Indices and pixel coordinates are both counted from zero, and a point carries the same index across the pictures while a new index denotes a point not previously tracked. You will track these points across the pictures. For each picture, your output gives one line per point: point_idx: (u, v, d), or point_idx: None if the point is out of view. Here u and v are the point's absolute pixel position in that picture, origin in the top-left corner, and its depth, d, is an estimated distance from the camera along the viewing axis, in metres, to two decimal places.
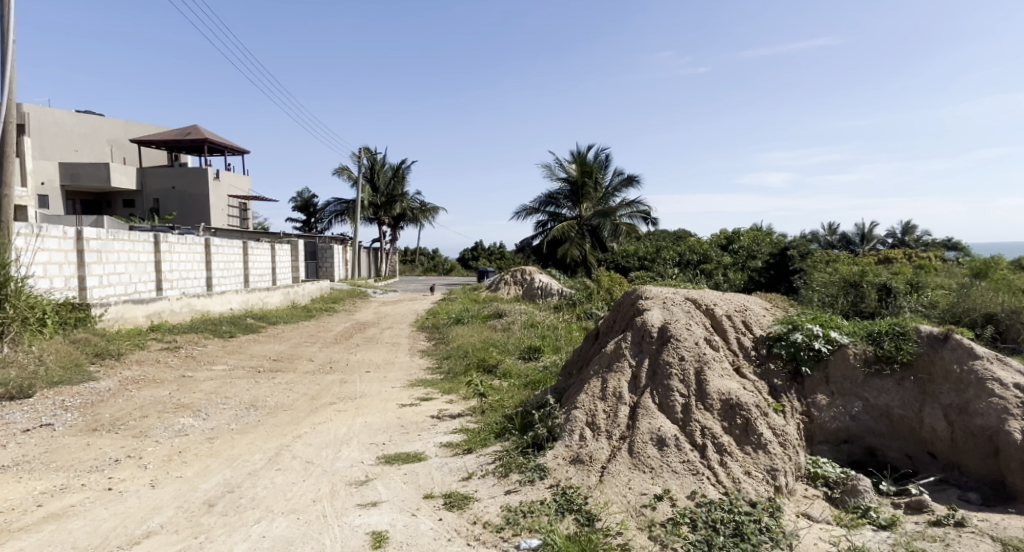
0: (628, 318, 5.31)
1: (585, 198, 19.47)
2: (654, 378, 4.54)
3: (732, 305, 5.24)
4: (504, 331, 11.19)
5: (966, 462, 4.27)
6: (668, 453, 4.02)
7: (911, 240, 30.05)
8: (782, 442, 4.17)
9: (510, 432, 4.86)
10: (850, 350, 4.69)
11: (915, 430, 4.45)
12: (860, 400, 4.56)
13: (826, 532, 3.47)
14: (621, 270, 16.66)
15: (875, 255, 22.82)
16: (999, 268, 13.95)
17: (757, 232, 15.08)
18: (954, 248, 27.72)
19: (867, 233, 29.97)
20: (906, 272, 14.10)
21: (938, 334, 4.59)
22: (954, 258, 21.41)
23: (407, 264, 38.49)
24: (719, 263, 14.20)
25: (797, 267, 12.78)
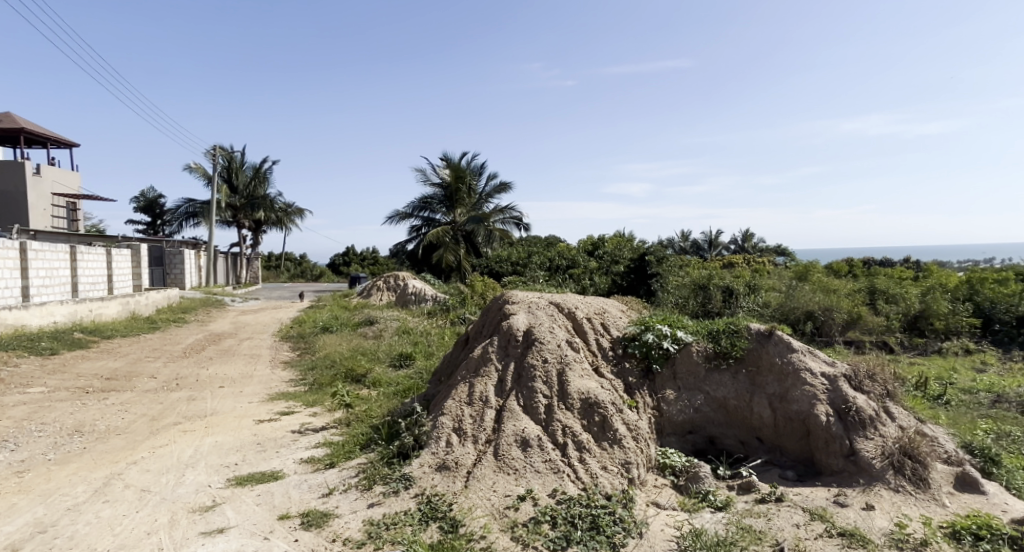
0: (495, 323, 5.40)
1: (459, 203, 19.55)
2: (519, 381, 4.66)
3: (592, 308, 5.52)
4: (374, 339, 10.91)
5: (786, 444, 4.83)
6: (532, 453, 4.14)
7: (750, 247, 33.54)
8: (635, 436, 4.46)
9: (376, 443, 4.74)
10: (693, 347, 5.14)
11: (746, 418, 4.96)
12: (702, 393, 5.00)
13: (671, 518, 3.76)
14: (495, 275, 16.92)
15: (720, 260, 25.20)
16: (817, 272, 16.02)
17: (620, 238, 16.02)
18: (783, 254, 31.32)
19: (714, 240, 32.97)
20: (745, 275, 15.74)
21: (764, 331, 5.16)
22: (782, 262, 24.27)
23: (272, 270, 36.29)
24: (587, 268, 14.80)
25: (654, 271, 13.79)
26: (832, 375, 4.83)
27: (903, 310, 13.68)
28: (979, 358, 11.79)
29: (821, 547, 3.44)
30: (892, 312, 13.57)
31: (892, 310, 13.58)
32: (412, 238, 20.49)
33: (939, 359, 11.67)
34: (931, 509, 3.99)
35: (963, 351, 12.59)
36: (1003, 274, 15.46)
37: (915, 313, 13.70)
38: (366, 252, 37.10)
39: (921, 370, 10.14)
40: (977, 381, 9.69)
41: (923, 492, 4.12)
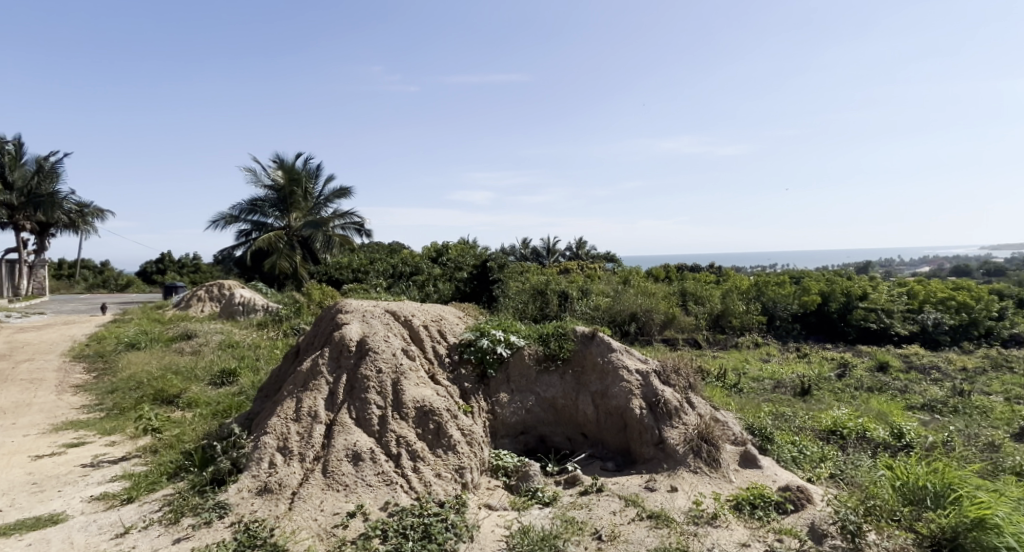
0: (327, 333, 5.14)
1: (294, 207, 18.45)
2: (351, 393, 4.49)
3: (428, 315, 5.50)
4: (191, 355, 9.86)
5: (606, 437, 5.21)
6: (363, 467, 4.00)
7: (583, 254, 35.75)
8: (469, 441, 4.51)
9: (187, 470, 4.29)
10: (525, 351, 5.35)
11: (572, 416, 5.26)
12: (533, 394, 5.22)
13: (502, 518, 3.87)
14: (334, 283, 16.18)
15: (557, 266, 26.56)
16: (640, 277, 17.55)
17: (462, 245, 16.21)
18: (613, 260, 33.85)
19: (551, 247, 34.63)
20: (578, 280, 16.77)
21: (588, 333, 5.52)
22: (611, 267, 26.22)
23: (64, 280, 31.32)
24: (430, 275, 14.69)
25: (496, 278, 14.05)
26: (645, 371, 5.30)
27: (709, 310, 15.49)
28: (767, 350, 13.72)
29: (634, 530, 3.76)
30: (700, 312, 15.30)
31: (700, 310, 15.30)
32: (239, 244, 18.90)
33: (737, 353, 13.37)
34: (721, 485, 4.53)
35: (754, 344, 14.57)
36: (783, 277, 18.16)
37: (718, 313, 15.57)
38: (184, 258, 33.48)
39: (723, 364, 11.54)
40: (765, 370, 11.27)
41: (715, 471, 4.67)
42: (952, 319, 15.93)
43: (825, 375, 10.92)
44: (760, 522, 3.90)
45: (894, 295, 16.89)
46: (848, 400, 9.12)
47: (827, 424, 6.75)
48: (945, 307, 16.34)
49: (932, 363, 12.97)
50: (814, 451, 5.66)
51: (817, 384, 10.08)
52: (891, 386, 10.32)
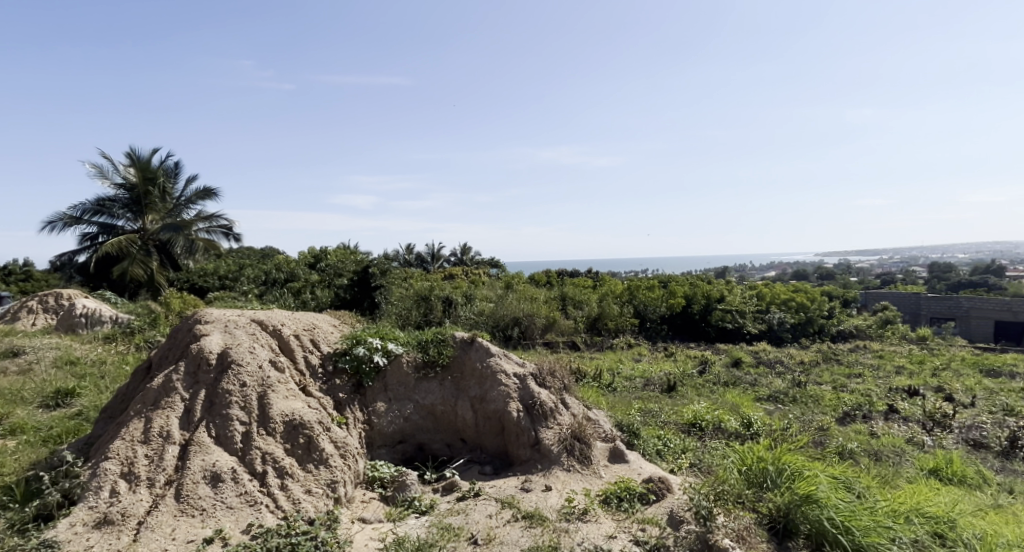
0: (183, 346, 4.72)
1: (149, 208, 16.82)
2: (210, 410, 4.16)
3: (300, 324, 5.23)
4: (18, 374, 8.63)
5: (484, 442, 5.25)
6: (223, 489, 3.72)
7: (467, 260, 35.83)
8: (343, 453, 4.34)
9: (6, 506, 3.74)
10: (404, 358, 5.25)
11: (451, 422, 5.24)
12: (411, 402, 5.14)
13: (376, 530, 3.77)
14: (198, 291, 14.90)
15: (442, 272, 26.43)
16: (522, 282, 17.91)
17: (342, 250, 15.65)
18: (496, 266, 34.29)
19: (436, 253, 34.35)
20: (462, 286, 16.79)
21: (467, 338, 5.54)
22: (495, 273, 26.54)
23: None
24: (307, 281, 14.03)
25: (378, 284, 13.67)
26: (522, 375, 5.41)
27: (586, 313, 16.16)
28: (639, 350, 14.56)
29: (509, 531, 3.81)
30: (578, 316, 15.91)
31: (578, 314, 15.91)
32: (82, 248, 16.87)
33: (612, 353, 14.06)
34: (592, 481, 4.72)
35: (628, 345, 15.40)
36: (653, 282, 19.38)
37: (595, 316, 16.29)
38: (11, 264, 29.23)
39: (599, 364, 12.09)
40: (636, 369, 11.95)
41: (587, 468, 4.85)
42: (793, 317, 17.86)
43: (688, 372, 11.79)
44: (626, 514, 4.13)
45: (747, 297, 18.64)
46: (707, 394, 9.90)
47: (689, 418, 7.28)
48: (788, 307, 18.29)
49: (778, 358, 14.44)
50: (676, 443, 6.07)
51: (681, 381, 10.85)
52: (744, 380, 11.36)
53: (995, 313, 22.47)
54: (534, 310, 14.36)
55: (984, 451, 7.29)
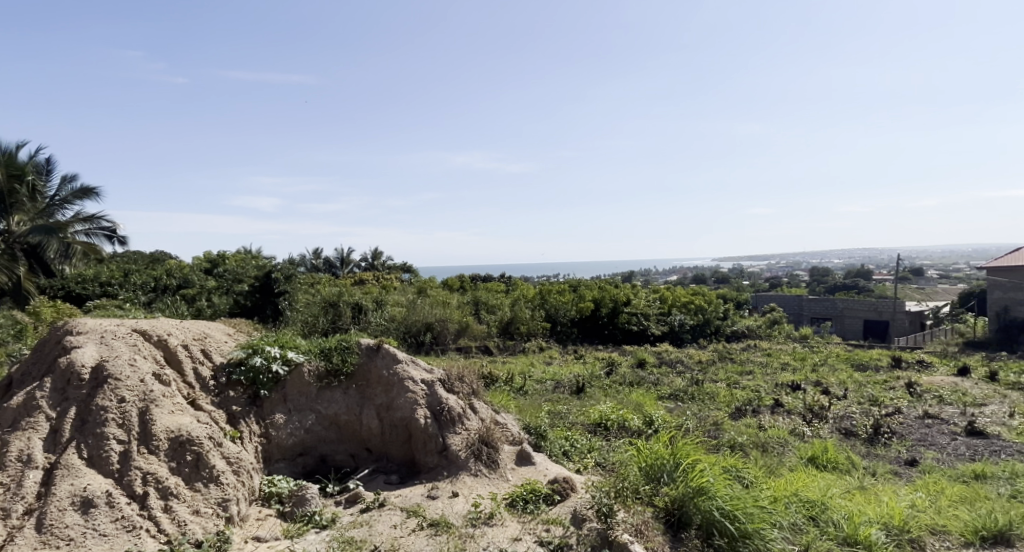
0: (50, 361, 4.28)
1: (16, 208, 15.18)
2: (82, 429, 3.79)
3: (189, 333, 4.90)
4: None
5: (390, 450, 5.14)
6: (95, 515, 3.40)
7: (378, 264, 35.02)
8: (236, 470, 4.10)
9: None
10: (305, 367, 5.04)
11: (356, 432, 5.09)
12: (313, 413, 4.95)
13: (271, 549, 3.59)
14: (75, 299, 13.52)
15: (351, 277, 25.69)
16: (434, 288, 17.75)
17: (241, 255, 14.81)
18: (408, 271, 33.78)
19: (345, 257, 33.30)
20: (372, 291, 16.42)
21: (373, 346, 5.41)
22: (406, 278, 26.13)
23: None
24: (203, 288, 13.12)
25: (282, 289, 12.47)
26: (430, 381, 5.35)
27: (499, 317, 16.26)
28: (550, 353, 14.83)
29: (413, 540, 3.75)
30: (491, 320, 15.97)
31: (491, 319, 15.96)
32: None
33: (524, 357, 14.23)
34: (499, 485, 4.74)
35: (539, 348, 15.64)
36: (563, 286, 19.82)
37: (507, 320, 16.43)
38: None
39: (511, 368, 12.19)
40: (547, 372, 12.15)
41: (494, 472, 4.87)
42: (692, 319, 18.86)
43: (596, 374, 12.14)
44: (532, 516, 4.18)
45: (651, 300, 19.46)
46: (613, 395, 10.25)
47: (595, 418, 7.49)
48: (688, 309, 19.28)
49: (679, 358, 15.20)
50: (583, 444, 6.22)
51: (589, 382, 11.16)
52: (647, 380, 11.85)
53: (865, 312, 24.84)
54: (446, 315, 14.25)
55: (855, 439, 8.03)
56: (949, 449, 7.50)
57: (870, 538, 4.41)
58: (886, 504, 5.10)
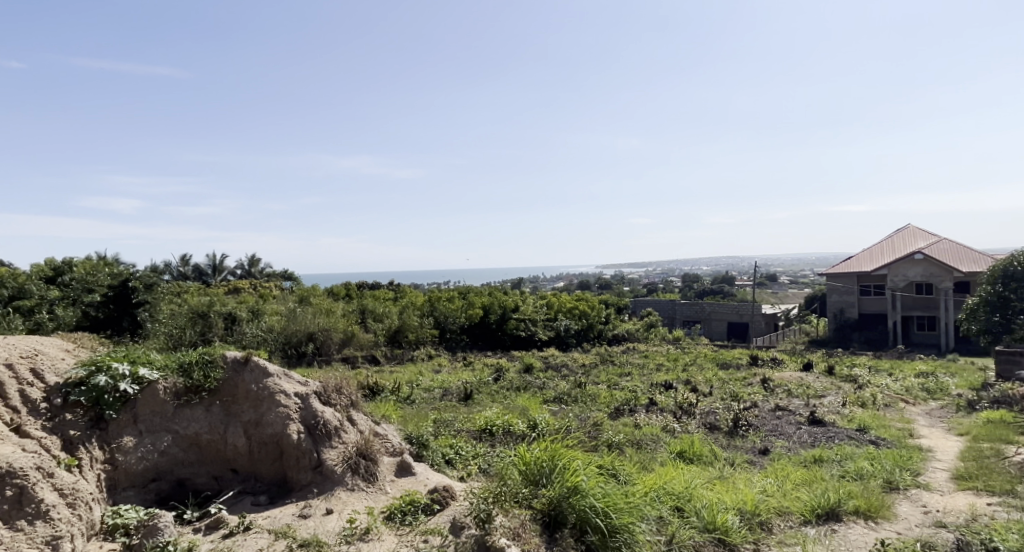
0: None
1: None
2: None
3: (16, 351, 4.32)
4: None
5: (259, 469, 4.82)
6: None
7: (256, 272, 32.96)
8: (70, 502, 3.66)
9: None
10: (160, 384, 4.62)
11: (220, 451, 4.72)
12: (169, 434, 4.54)
13: None
14: None
15: (225, 286, 23.96)
16: (317, 296, 17.02)
17: (92, 261, 13.28)
18: (289, 279, 32.10)
19: (219, 264, 31.01)
20: (249, 300, 15.45)
21: (240, 358, 5.04)
22: (286, 286, 24.86)
23: None
24: (43, 299, 11.33)
25: (141, 300, 11.46)
26: (304, 394, 5.08)
27: (386, 326, 15.88)
28: (439, 361, 14.71)
29: None
30: (378, 329, 15.57)
31: (378, 327, 15.55)
32: None
33: (412, 365, 13.99)
34: (377, 498, 4.60)
35: (428, 356, 15.45)
36: (452, 293, 19.76)
37: (395, 328, 16.08)
38: None
39: (398, 377, 11.94)
40: (435, 380, 12.03)
41: (372, 485, 4.72)
42: (576, 324, 19.52)
43: (484, 380, 12.20)
44: (410, 527, 4.11)
45: (538, 306, 19.90)
46: (500, 400, 10.35)
47: (480, 424, 7.52)
48: (572, 314, 19.93)
49: (563, 362, 15.67)
50: (467, 450, 6.21)
51: (477, 389, 11.18)
52: (534, 384, 12.10)
53: (728, 315, 27.08)
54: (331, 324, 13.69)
55: (718, 432, 8.69)
56: (796, 437, 8.34)
57: (727, 524, 4.79)
58: (740, 491, 5.56)
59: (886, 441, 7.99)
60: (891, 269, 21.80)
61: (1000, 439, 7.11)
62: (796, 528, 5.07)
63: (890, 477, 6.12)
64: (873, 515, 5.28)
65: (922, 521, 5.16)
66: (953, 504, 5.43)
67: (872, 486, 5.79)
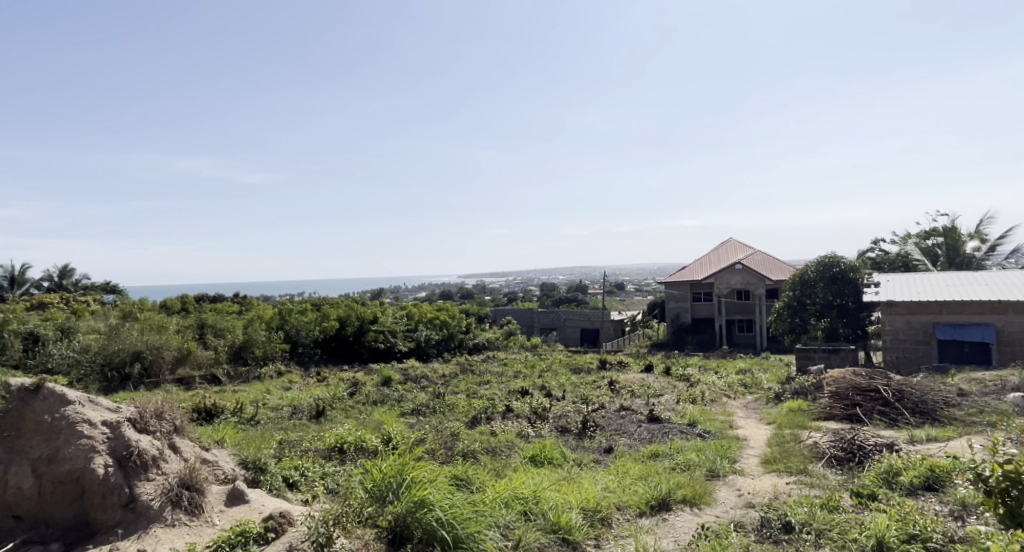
0: None
1: None
2: None
3: None
4: None
5: (53, 513, 4.20)
6: None
7: (69, 284, 28.76)
8: None
9: None
10: None
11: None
12: None
13: None
14: None
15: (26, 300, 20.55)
16: (145, 310, 15.20)
17: None
18: (112, 292, 28.43)
19: (19, 277, 26.63)
20: (57, 317, 13.37)
21: (30, 387, 4.44)
22: (108, 300, 21.93)
23: None
24: None
25: None
26: (115, 422, 4.49)
27: (229, 341, 14.60)
28: (289, 378, 13.81)
29: None
30: (219, 345, 14.24)
31: (220, 343, 14.25)
32: None
33: (258, 384, 12.98)
34: (201, 533, 4.12)
35: (277, 373, 14.45)
36: (305, 305, 18.69)
37: (239, 344, 14.84)
38: None
39: (242, 397, 11.01)
40: (284, 398, 11.27)
41: (196, 519, 4.23)
42: (437, 334, 19.37)
43: (338, 396, 11.65)
44: None
45: (397, 317, 19.46)
46: (354, 415, 9.95)
47: (331, 441, 7.16)
48: (433, 324, 19.74)
49: (423, 373, 15.45)
50: (314, 472, 5.87)
51: (330, 405, 10.65)
52: (391, 397, 11.79)
53: (581, 322, 28.51)
54: (162, 341, 12.27)
55: (568, 435, 9.07)
56: (637, 435, 8.95)
57: (570, 523, 4.99)
58: (584, 490, 5.83)
59: (711, 434, 8.84)
60: (718, 277, 24.29)
61: (798, 424, 8.19)
62: (632, 521, 5.42)
63: (713, 466, 6.77)
64: (697, 502, 5.80)
65: (736, 503, 5.77)
66: (761, 486, 6.14)
67: (697, 475, 6.37)
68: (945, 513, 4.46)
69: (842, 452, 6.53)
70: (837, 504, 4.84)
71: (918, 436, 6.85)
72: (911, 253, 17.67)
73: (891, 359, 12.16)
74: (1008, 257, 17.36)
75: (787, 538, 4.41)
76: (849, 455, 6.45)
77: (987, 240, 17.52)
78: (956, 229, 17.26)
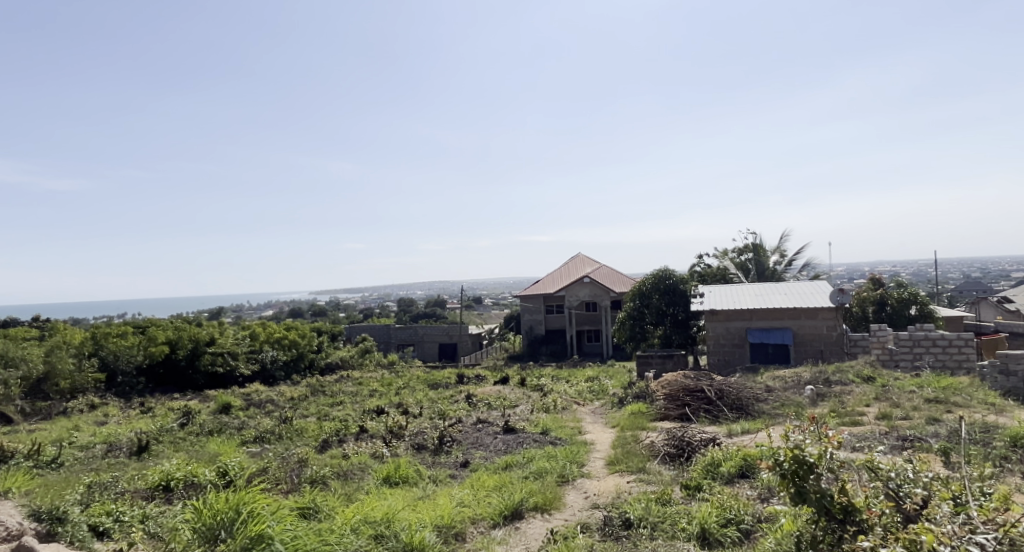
0: None
1: None
2: None
3: None
4: None
5: None
6: None
7: None
8: None
9: None
10: None
11: None
12: None
13: None
14: None
15: None
16: None
17: None
18: None
19: None
20: None
21: None
22: None
23: None
24: None
25: None
26: None
27: (24, 374, 12.37)
28: (104, 411, 12.18)
29: None
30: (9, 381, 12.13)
31: (12, 374, 12.08)
32: None
33: (64, 420, 11.25)
34: None
35: (88, 407, 12.65)
36: (125, 327, 16.60)
37: (38, 376, 12.78)
38: None
39: (42, 437, 9.47)
40: (96, 435, 9.85)
41: None
42: (284, 355, 18.11)
43: (166, 428, 10.47)
44: None
45: (239, 338, 17.95)
46: (184, 448, 9.00)
47: (154, 479, 6.39)
48: (280, 344, 18.46)
49: (268, 398, 14.36)
50: (130, 515, 5.21)
51: (155, 439, 9.51)
52: (230, 425, 10.82)
53: (439, 337, 28.36)
54: None
55: (424, 451, 8.96)
56: (493, 447, 9.06)
57: (424, 541, 4.85)
58: (439, 507, 5.76)
59: (561, 441, 9.21)
60: (567, 290, 25.45)
61: (638, 426, 8.81)
62: (485, 533, 5.46)
63: (563, 472, 7.03)
64: (548, 508, 5.96)
65: (583, 506, 6.03)
66: (606, 487, 6.49)
67: (548, 482, 6.57)
68: (755, 496, 5.04)
69: (674, 450, 7.13)
70: (669, 498, 5.26)
71: (735, 429, 7.69)
72: (728, 267, 19.84)
73: (714, 361, 13.57)
74: (802, 270, 20.22)
75: (626, 534, 4.69)
76: (680, 451, 7.07)
77: (786, 255, 20.28)
78: (762, 246, 19.77)
